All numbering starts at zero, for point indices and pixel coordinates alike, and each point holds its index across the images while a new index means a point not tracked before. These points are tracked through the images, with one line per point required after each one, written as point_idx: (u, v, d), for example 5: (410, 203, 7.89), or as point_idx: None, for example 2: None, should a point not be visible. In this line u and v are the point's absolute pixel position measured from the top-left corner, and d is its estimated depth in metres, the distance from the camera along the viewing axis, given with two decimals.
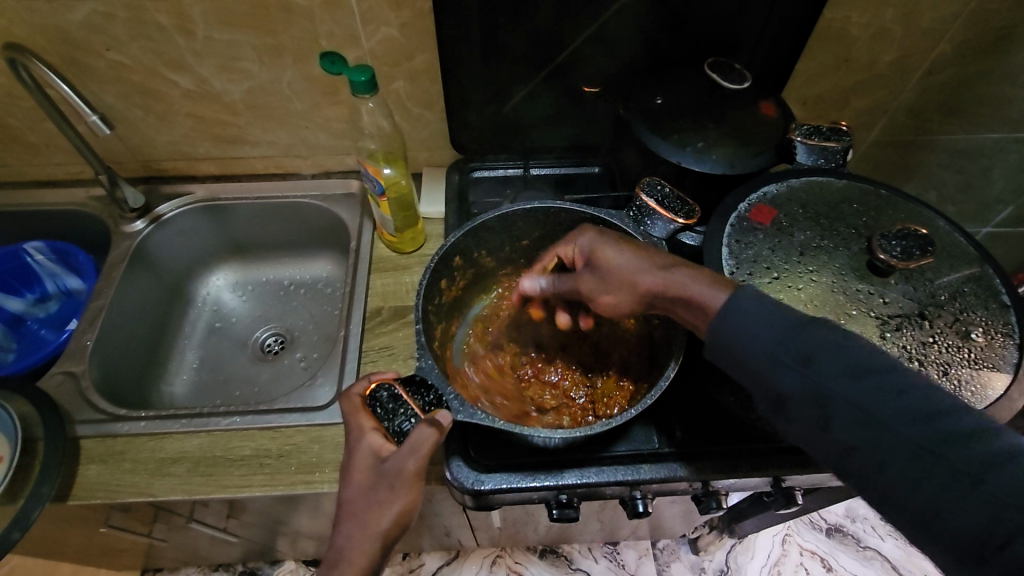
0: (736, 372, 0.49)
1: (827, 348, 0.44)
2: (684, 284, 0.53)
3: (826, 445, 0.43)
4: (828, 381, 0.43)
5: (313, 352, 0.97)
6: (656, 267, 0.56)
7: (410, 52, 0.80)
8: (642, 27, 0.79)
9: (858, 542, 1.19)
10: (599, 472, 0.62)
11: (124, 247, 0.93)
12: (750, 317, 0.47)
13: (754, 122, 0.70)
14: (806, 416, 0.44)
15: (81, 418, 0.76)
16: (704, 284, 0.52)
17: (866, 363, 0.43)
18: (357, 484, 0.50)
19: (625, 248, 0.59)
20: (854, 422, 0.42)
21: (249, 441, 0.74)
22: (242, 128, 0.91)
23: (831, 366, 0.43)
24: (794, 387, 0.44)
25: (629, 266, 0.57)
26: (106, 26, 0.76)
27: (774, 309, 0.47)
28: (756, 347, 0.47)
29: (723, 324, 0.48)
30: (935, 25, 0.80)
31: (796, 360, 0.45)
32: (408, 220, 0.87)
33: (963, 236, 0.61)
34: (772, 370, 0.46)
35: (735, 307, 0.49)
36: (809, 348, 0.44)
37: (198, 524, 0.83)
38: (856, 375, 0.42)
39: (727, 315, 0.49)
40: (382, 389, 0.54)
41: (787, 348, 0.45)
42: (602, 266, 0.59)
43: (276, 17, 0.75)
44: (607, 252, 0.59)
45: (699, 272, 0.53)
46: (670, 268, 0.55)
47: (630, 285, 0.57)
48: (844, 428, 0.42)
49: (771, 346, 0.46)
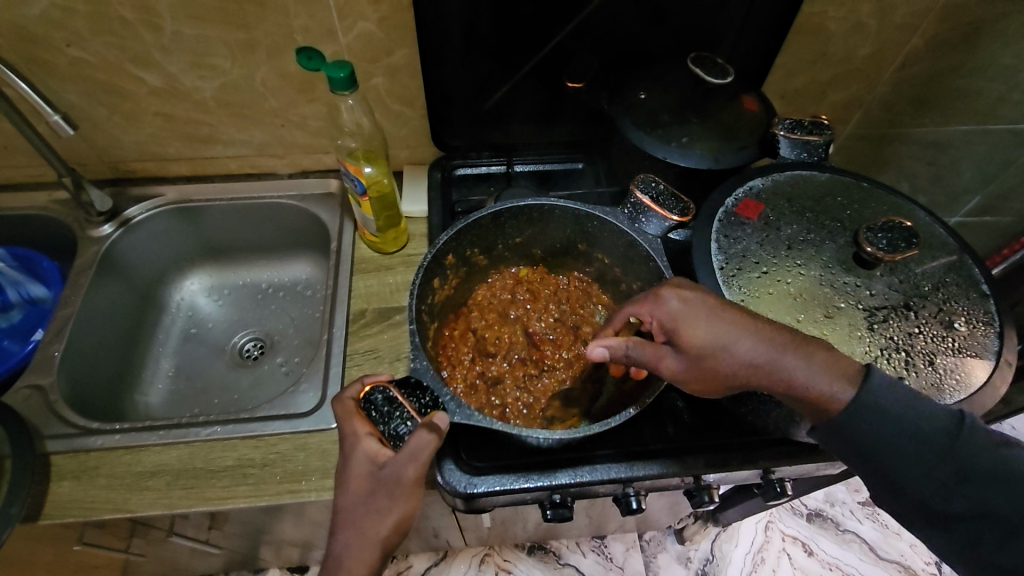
0: (882, 481, 0.51)
1: (985, 463, 0.48)
2: (810, 380, 0.51)
3: (974, 555, 0.48)
4: (987, 498, 0.47)
5: (295, 357, 0.94)
6: (765, 348, 0.52)
7: (389, 47, 0.78)
8: (623, 21, 0.78)
9: (837, 526, 1.22)
10: (592, 471, 0.62)
11: (91, 252, 0.89)
12: (901, 427, 0.49)
13: (734, 114, 0.70)
14: (962, 531, 0.48)
15: (51, 433, 0.73)
16: (824, 376, 0.51)
17: (1015, 475, 0.47)
18: (354, 493, 0.49)
19: (728, 321, 0.53)
20: (1008, 541, 0.46)
21: (231, 451, 0.71)
22: (214, 126, 0.88)
23: (987, 481, 0.47)
24: (945, 498, 0.48)
25: (737, 343, 0.52)
26: (67, 21, 0.72)
27: (925, 414, 0.49)
28: (909, 462, 0.49)
29: (864, 426, 0.50)
30: (908, 20, 0.81)
31: (954, 476, 0.48)
32: (390, 221, 0.85)
33: (942, 226, 0.63)
34: (927, 484, 0.49)
35: (884, 403, 0.50)
36: (966, 461, 0.48)
37: (178, 537, 0.80)
38: (1001, 487, 0.47)
39: (867, 416, 0.50)
40: (377, 392, 0.53)
41: (944, 464, 0.48)
42: (700, 350, 0.53)
43: (248, 11, 0.73)
44: (704, 333, 0.53)
45: (812, 358, 0.51)
46: (780, 356, 0.52)
47: (736, 367, 0.52)
48: (1001, 548, 0.46)
49: (915, 451, 0.49)
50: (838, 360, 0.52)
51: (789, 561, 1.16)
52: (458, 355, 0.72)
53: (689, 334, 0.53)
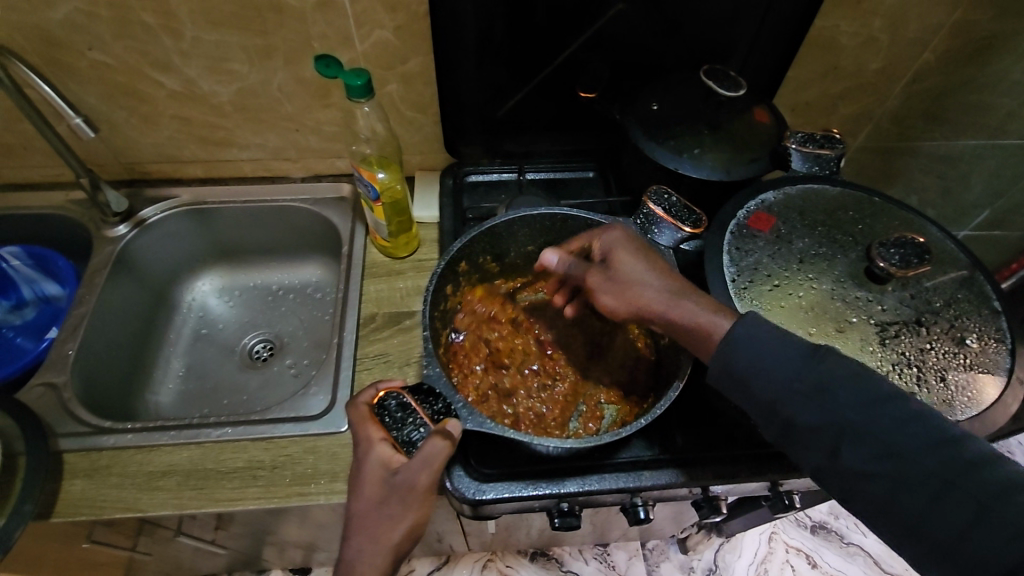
0: (748, 401, 0.52)
1: (837, 376, 0.48)
2: (698, 313, 0.55)
3: (836, 469, 0.47)
4: (843, 410, 0.47)
5: (304, 359, 0.95)
6: (669, 282, 0.58)
7: (404, 55, 0.79)
8: (636, 32, 0.79)
9: (842, 539, 1.21)
10: (600, 480, 0.62)
11: (106, 252, 0.90)
12: (760, 347, 0.51)
13: (747, 127, 0.71)
14: (818, 444, 0.48)
15: (64, 432, 0.73)
16: (715, 316, 0.55)
17: (867, 389, 0.47)
18: (367, 498, 0.50)
19: (647, 258, 0.60)
20: (863, 447, 0.46)
21: (241, 452, 0.72)
22: (230, 130, 0.89)
23: (842, 394, 0.48)
24: (806, 414, 0.48)
25: (646, 271, 0.59)
26: (89, 25, 0.73)
27: (783, 339, 0.51)
28: (770, 378, 0.50)
29: (734, 350, 0.52)
30: (920, 35, 0.82)
31: (812, 389, 0.49)
32: (402, 226, 0.86)
33: (954, 242, 0.63)
34: (787, 397, 0.49)
35: (748, 334, 0.52)
36: (823, 377, 0.49)
37: (185, 537, 0.80)
38: (858, 399, 0.47)
39: (737, 344, 0.52)
40: (391, 398, 0.53)
41: (801, 379, 0.49)
42: (620, 270, 0.59)
43: (267, 18, 0.74)
44: (627, 257, 0.60)
45: (707, 301, 0.56)
46: (680, 293, 0.57)
47: (639, 292, 0.58)
48: (855, 452, 0.46)
49: (778, 372, 0.50)
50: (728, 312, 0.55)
51: (792, 573, 1.16)
52: (469, 364, 0.72)
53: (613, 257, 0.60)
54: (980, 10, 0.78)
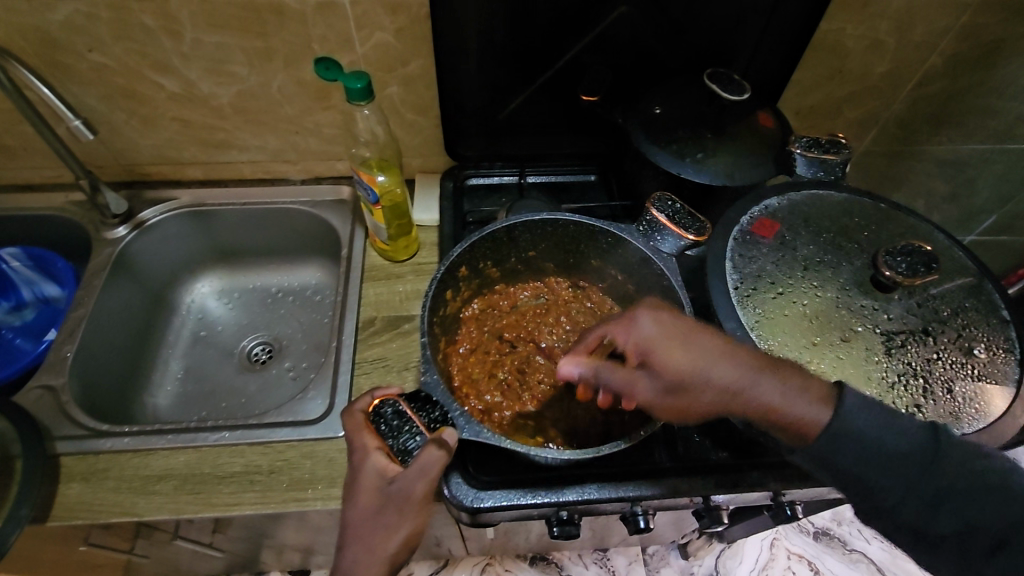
0: (866, 502, 0.50)
1: (961, 480, 0.47)
2: (788, 404, 0.50)
3: (964, 570, 0.47)
4: (969, 514, 0.47)
5: (302, 362, 0.94)
6: (741, 371, 0.51)
7: (405, 58, 0.78)
8: (639, 34, 0.78)
9: (844, 545, 1.20)
10: (600, 488, 0.61)
11: (105, 254, 0.90)
12: (873, 444, 0.49)
13: (751, 131, 0.70)
14: (951, 550, 0.47)
15: (61, 434, 0.73)
16: (807, 403, 0.50)
17: (995, 487, 0.47)
18: (362, 507, 0.49)
19: (703, 345, 0.52)
20: (995, 552, 0.46)
21: (239, 457, 0.71)
22: (230, 132, 0.88)
23: (966, 499, 0.47)
24: (930, 520, 0.48)
25: (709, 368, 0.51)
26: (89, 27, 0.73)
27: (898, 431, 0.49)
28: (892, 485, 0.49)
29: (843, 454, 0.49)
30: (927, 39, 0.81)
31: (936, 495, 0.48)
32: (402, 229, 0.85)
33: (962, 249, 0.62)
34: (908, 503, 0.48)
35: (853, 426, 0.49)
36: (943, 480, 0.47)
37: (182, 541, 0.80)
38: (986, 502, 0.47)
39: (838, 442, 0.49)
40: (386, 405, 0.53)
41: (925, 482, 0.48)
42: (675, 370, 0.52)
43: (267, 20, 0.73)
44: (680, 349, 0.52)
45: (790, 382, 0.51)
46: (755, 377, 0.51)
47: (710, 396, 0.52)
48: (989, 558, 0.46)
49: (900, 478, 0.49)
50: (818, 385, 0.51)
51: None
52: (462, 364, 0.72)
53: (660, 364, 0.52)
54: (989, 14, 0.77)
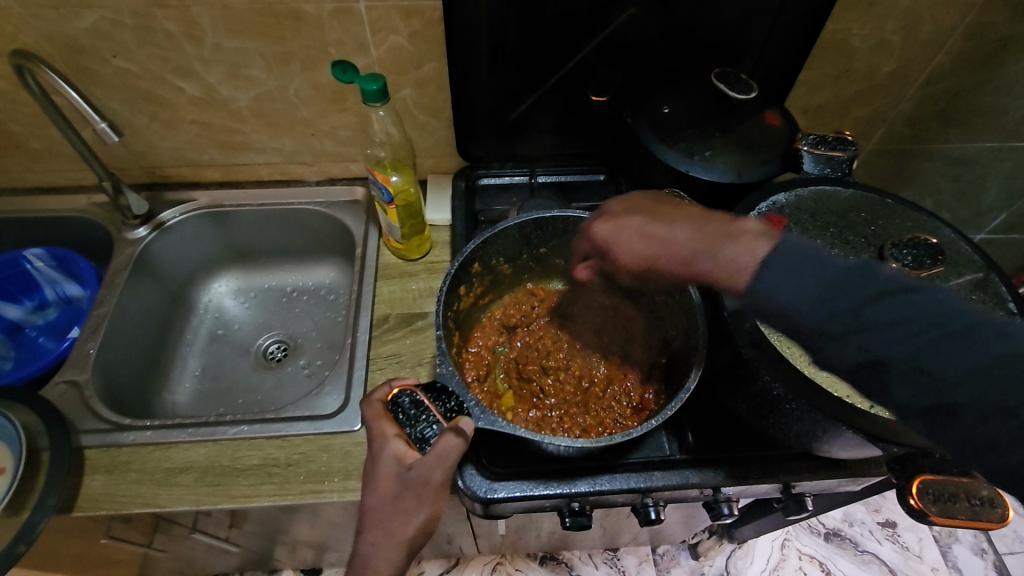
0: (792, 339, 0.49)
1: (882, 301, 0.46)
2: (724, 257, 0.54)
3: (900, 396, 0.44)
4: (890, 333, 0.45)
5: (317, 360, 0.96)
6: (686, 242, 0.57)
7: (418, 61, 0.80)
8: (647, 35, 0.80)
9: (856, 547, 1.19)
10: (612, 480, 0.62)
11: (126, 254, 0.92)
12: (797, 279, 0.48)
13: (759, 130, 0.71)
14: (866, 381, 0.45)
15: (85, 428, 0.75)
16: (741, 254, 0.53)
17: (920, 306, 0.45)
18: (381, 494, 0.50)
19: (656, 227, 0.60)
20: (923, 370, 0.43)
21: (257, 450, 0.73)
22: (247, 135, 0.91)
23: (892, 317, 0.45)
24: (855, 347, 0.45)
25: (649, 243, 0.60)
26: (114, 33, 0.75)
27: (826, 260, 0.49)
28: (807, 318, 0.47)
29: (776, 286, 0.49)
30: (934, 37, 0.81)
31: (855, 317, 0.46)
32: (415, 228, 0.87)
33: (968, 244, 0.63)
34: (823, 333, 0.46)
35: (782, 266, 0.49)
36: (866, 301, 0.46)
37: (200, 535, 0.82)
38: (910, 318, 0.45)
39: (771, 284, 0.49)
40: (404, 395, 0.54)
41: (840, 316, 0.46)
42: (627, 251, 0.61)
43: (285, 26, 0.75)
44: (633, 238, 0.61)
45: (733, 241, 0.54)
46: (699, 244, 0.56)
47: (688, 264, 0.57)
48: (912, 378, 0.44)
49: (829, 303, 0.47)
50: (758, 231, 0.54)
51: None
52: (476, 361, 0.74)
53: (617, 248, 0.62)
54: (996, 12, 0.78)
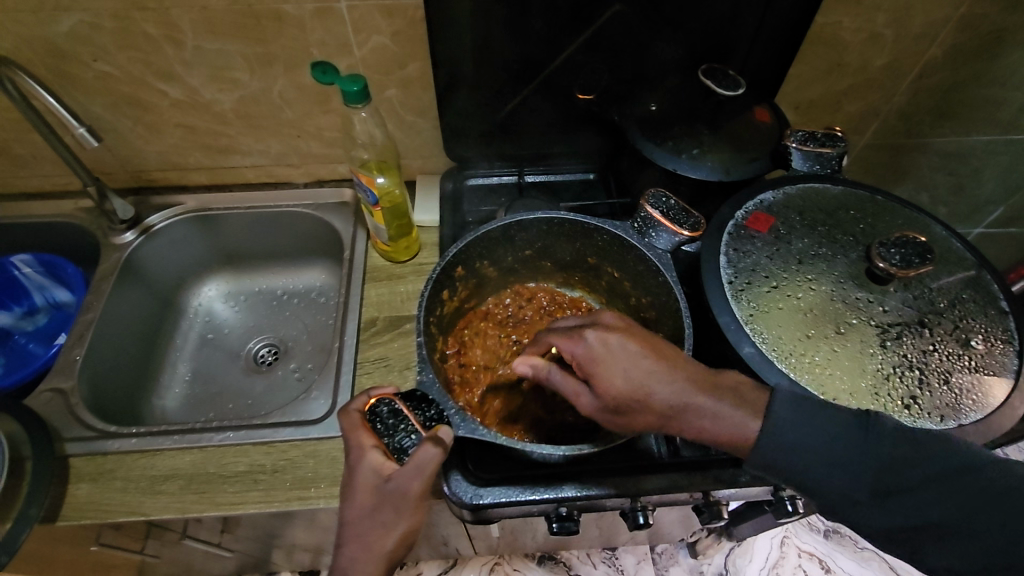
0: (814, 496, 0.51)
1: (892, 454, 0.48)
2: (724, 417, 0.50)
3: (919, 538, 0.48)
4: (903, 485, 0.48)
5: (307, 363, 0.95)
6: (681, 389, 0.50)
7: (402, 61, 0.79)
8: (634, 32, 0.79)
9: (856, 543, 1.18)
10: (599, 484, 0.61)
11: (113, 259, 0.92)
12: (812, 442, 0.49)
13: (748, 127, 0.70)
14: (900, 526, 0.48)
15: (70, 436, 0.75)
16: (739, 416, 0.50)
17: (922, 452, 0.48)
18: (360, 505, 0.50)
19: (643, 361, 0.51)
20: (934, 516, 0.47)
21: (243, 456, 0.72)
22: (233, 137, 0.90)
23: (900, 471, 0.48)
24: (876, 500, 0.48)
25: (631, 379, 0.50)
26: (93, 37, 0.74)
27: (830, 419, 0.50)
28: (834, 477, 0.49)
29: (789, 450, 0.49)
30: (927, 29, 0.80)
31: (874, 475, 0.48)
32: (402, 230, 0.86)
33: (959, 240, 0.62)
34: (850, 485, 0.49)
35: (790, 429, 0.50)
36: (878, 457, 0.48)
37: (192, 541, 0.81)
38: (915, 466, 0.48)
39: (793, 452, 0.49)
40: (382, 404, 0.54)
41: (857, 474, 0.49)
42: (608, 383, 0.50)
43: (266, 26, 0.74)
44: (614, 368, 0.50)
45: (722, 400, 0.50)
46: (691, 394, 0.50)
47: (648, 418, 0.50)
48: (927, 525, 0.47)
49: (844, 465, 0.49)
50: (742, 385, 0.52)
51: None
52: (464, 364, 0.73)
53: (602, 375, 0.50)
54: (989, 3, 0.76)
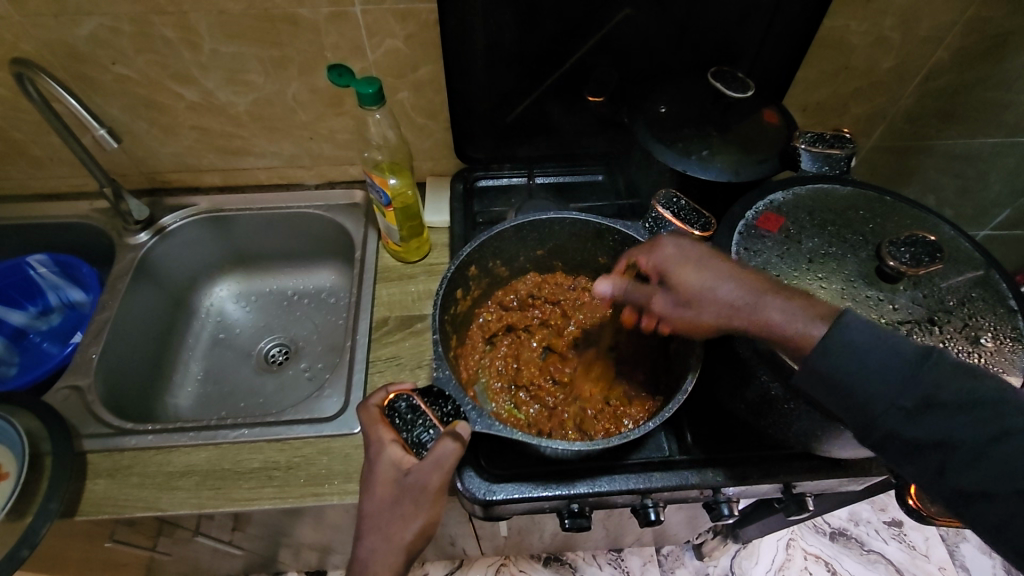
0: (847, 413, 0.49)
1: (946, 391, 0.45)
2: (784, 314, 0.51)
3: (948, 486, 0.44)
4: (948, 424, 0.44)
5: (318, 363, 0.96)
6: (745, 289, 0.53)
7: (415, 64, 0.81)
8: (643, 35, 0.80)
9: (862, 546, 1.19)
10: (611, 481, 0.62)
11: (128, 259, 0.93)
12: (859, 360, 0.47)
13: (758, 129, 0.71)
14: (927, 462, 0.45)
15: (88, 432, 0.76)
16: (804, 315, 0.50)
17: (986, 400, 0.43)
18: (379, 498, 0.51)
19: (711, 265, 0.56)
20: (975, 465, 0.43)
21: (258, 453, 0.73)
22: (246, 139, 0.91)
23: (954, 412, 0.44)
24: (913, 430, 0.45)
25: (700, 277, 0.56)
26: (113, 40, 0.76)
27: (891, 346, 0.47)
28: (872, 388, 0.47)
29: (831, 363, 0.48)
30: (933, 33, 0.81)
31: (916, 403, 0.45)
32: (413, 231, 0.87)
33: (967, 241, 0.63)
34: (884, 409, 0.47)
35: (842, 343, 0.48)
36: (931, 391, 0.45)
37: (203, 538, 0.82)
38: (974, 411, 0.44)
39: (834, 355, 0.48)
40: (401, 400, 0.55)
41: (898, 399, 0.46)
42: (678, 280, 0.56)
43: (282, 30, 0.76)
44: (685, 269, 0.57)
45: (791, 300, 0.51)
46: (757, 294, 0.53)
47: (716, 311, 0.54)
48: (966, 471, 0.43)
49: (889, 387, 0.46)
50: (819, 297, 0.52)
51: None
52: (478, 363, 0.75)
53: (672, 275, 0.57)
54: (995, 7, 0.77)
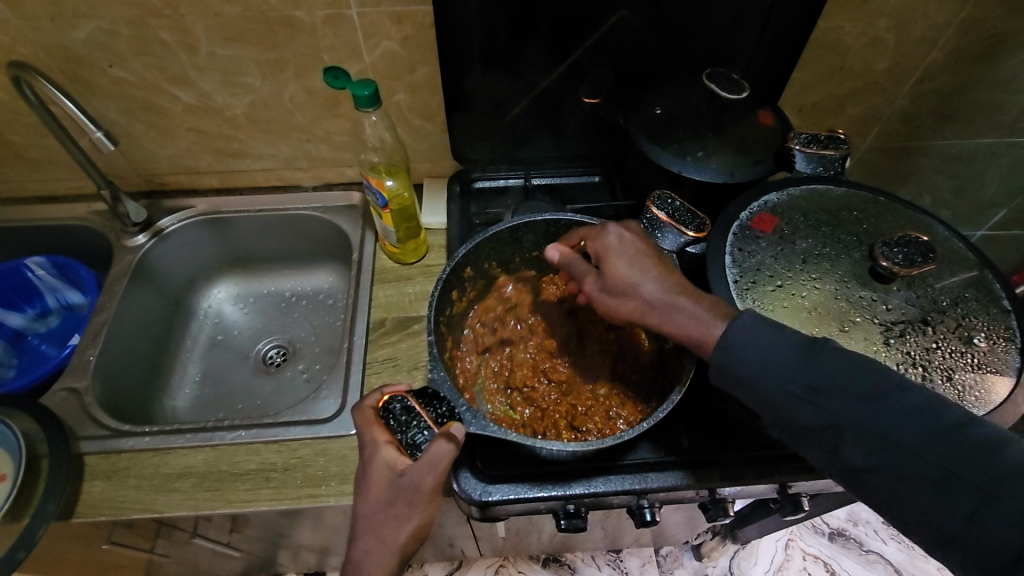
0: (751, 406, 0.52)
1: (830, 376, 0.48)
2: (691, 316, 0.54)
3: (845, 466, 0.47)
4: (837, 408, 0.48)
5: (316, 364, 0.96)
6: (666, 287, 0.56)
7: (411, 66, 0.81)
8: (639, 37, 0.80)
9: (861, 546, 1.19)
10: (606, 481, 0.62)
11: (125, 262, 0.93)
12: (755, 352, 0.51)
13: (752, 129, 0.71)
14: (823, 446, 0.48)
15: (85, 434, 0.76)
16: (707, 319, 0.54)
17: (862, 381, 0.48)
18: (374, 500, 0.51)
19: (643, 261, 0.58)
20: (863, 444, 0.46)
21: (255, 455, 0.73)
22: (244, 141, 0.91)
23: (840, 396, 0.48)
24: (810, 417, 0.48)
25: (630, 271, 0.58)
26: (110, 43, 0.76)
27: (781, 338, 0.51)
28: (772, 380, 0.50)
29: (732, 358, 0.51)
30: (928, 34, 0.81)
31: (807, 390, 0.49)
32: (410, 232, 0.87)
33: (961, 241, 0.63)
34: (784, 400, 0.49)
35: (742, 338, 0.51)
36: (818, 376, 0.49)
37: (201, 540, 0.82)
38: (855, 393, 0.47)
39: (735, 350, 0.51)
40: (395, 401, 0.55)
41: (793, 388, 0.49)
42: (612, 268, 0.59)
43: (278, 32, 0.76)
44: (620, 259, 0.59)
45: (702, 304, 0.55)
46: (675, 294, 0.56)
47: (636, 302, 0.57)
48: (857, 450, 0.47)
49: (784, 377, 0.49)
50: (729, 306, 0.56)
51: None
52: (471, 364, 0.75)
53: (607, 263, 0.59)
54: (990, 8, 0.78)
